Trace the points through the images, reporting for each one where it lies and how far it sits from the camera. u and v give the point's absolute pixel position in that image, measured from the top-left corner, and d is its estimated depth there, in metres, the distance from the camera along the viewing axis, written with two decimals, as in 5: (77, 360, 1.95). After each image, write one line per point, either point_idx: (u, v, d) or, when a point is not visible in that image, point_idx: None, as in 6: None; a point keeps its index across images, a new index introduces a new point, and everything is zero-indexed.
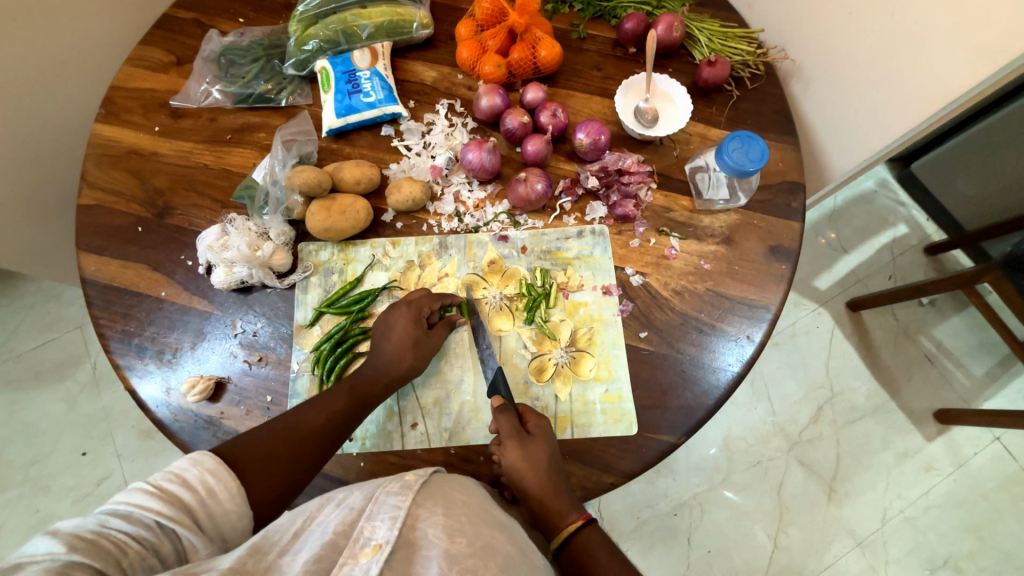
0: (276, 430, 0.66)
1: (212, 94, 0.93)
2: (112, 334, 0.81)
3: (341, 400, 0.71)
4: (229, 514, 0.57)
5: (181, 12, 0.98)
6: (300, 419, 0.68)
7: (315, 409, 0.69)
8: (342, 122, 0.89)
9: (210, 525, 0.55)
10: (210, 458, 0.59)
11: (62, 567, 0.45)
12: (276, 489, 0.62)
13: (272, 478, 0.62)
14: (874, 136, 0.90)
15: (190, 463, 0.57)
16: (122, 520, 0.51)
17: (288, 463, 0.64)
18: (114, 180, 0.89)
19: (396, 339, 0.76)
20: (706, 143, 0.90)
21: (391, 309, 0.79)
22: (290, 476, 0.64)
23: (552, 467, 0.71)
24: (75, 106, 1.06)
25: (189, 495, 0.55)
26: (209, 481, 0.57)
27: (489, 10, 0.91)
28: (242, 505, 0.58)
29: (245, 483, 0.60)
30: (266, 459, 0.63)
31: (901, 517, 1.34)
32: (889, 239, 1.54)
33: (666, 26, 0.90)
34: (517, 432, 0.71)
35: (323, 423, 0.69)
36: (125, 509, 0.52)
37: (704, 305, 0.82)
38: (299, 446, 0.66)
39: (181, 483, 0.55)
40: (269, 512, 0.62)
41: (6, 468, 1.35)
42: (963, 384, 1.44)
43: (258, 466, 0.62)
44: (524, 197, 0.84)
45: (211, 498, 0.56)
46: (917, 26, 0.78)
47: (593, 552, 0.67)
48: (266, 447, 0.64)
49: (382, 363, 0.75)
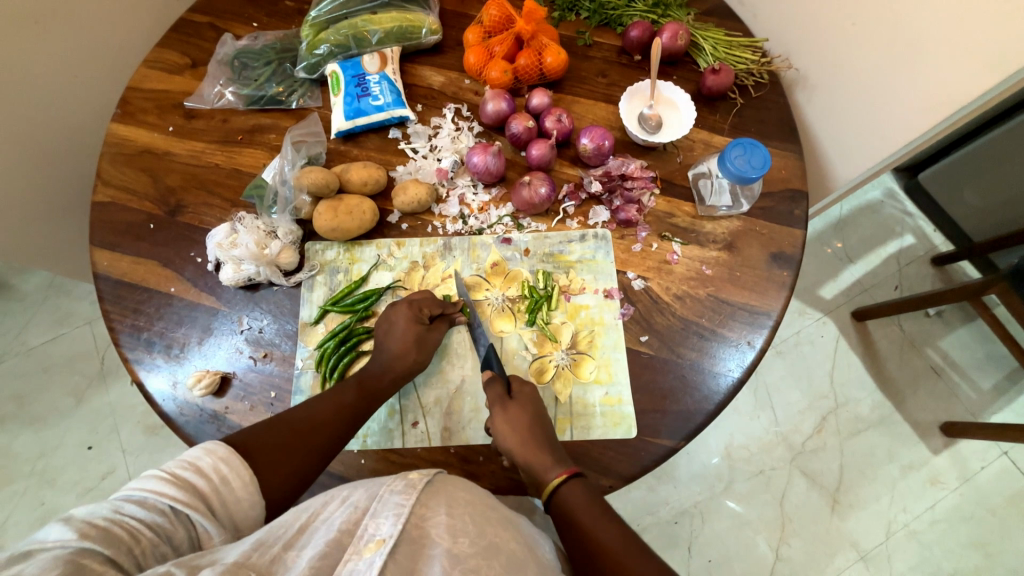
0: (286, 420, 0.67)
1: (225, 96, 0.95)
2: (122, 328, 0.83)
3: (351, 394, 0.73)
4: (241, 502, 0.58)
5: (197, 17, 1.01)
6: (310, 412, 0.69)
7: (324, 403, 0.71)
8: (350, 124, 0.91)
9: (223, 513, 0.57)
10: (223, 447, 0.59)
11: (72, 554, 0.45)
12: (287, 481, 0.63)
13: (283, 471, 0.63)
14: (880, 146, 0.91)
15: (203, 452, 0.58)
16: (137, 506, 0.52)
17: (300, 454, 0.65)
18: (128, 179, 0.91)
19: (398, 338, 0.77)
20: (709, 150, 0.91)
21: (391, 307, 0.80)
22: (300, 467, 0.65)
23: (537, 423, 0.73)
24: (92, 106, 1.09)
25: (202, 482, 0.56)
26: (222, 468, 0.58)
27: (496, 17, 0.93)
28: (254, 494, 0.59)
29: (256, 472, 0.61)
30: (276, 448, 0.64)
31: (907, 531, 1.33)
32: (897, 249, 1.53)
33: (670, 35, 0.92)
34: (501, 398, 0.74)
35: (332, 415, 0.70)
36: (140, 495, 0.53)
37: (706, 311, 0.83)
38: (310, 437, 0.67)
39: (194, 470, 0.56)
40: (281, 504, 0.63)
41: (13, 460, 1.37)
42: (971, 397, 1.43)
43: (269, 454, 0.63)
44: (528, 200, 0.86)
45: (225, 486, 0.57)
46: (921, 38, 0.78)
47: (575, 507, 0.65)
48: (277, 439, 0.65)
49: (385, 360, 0.76)
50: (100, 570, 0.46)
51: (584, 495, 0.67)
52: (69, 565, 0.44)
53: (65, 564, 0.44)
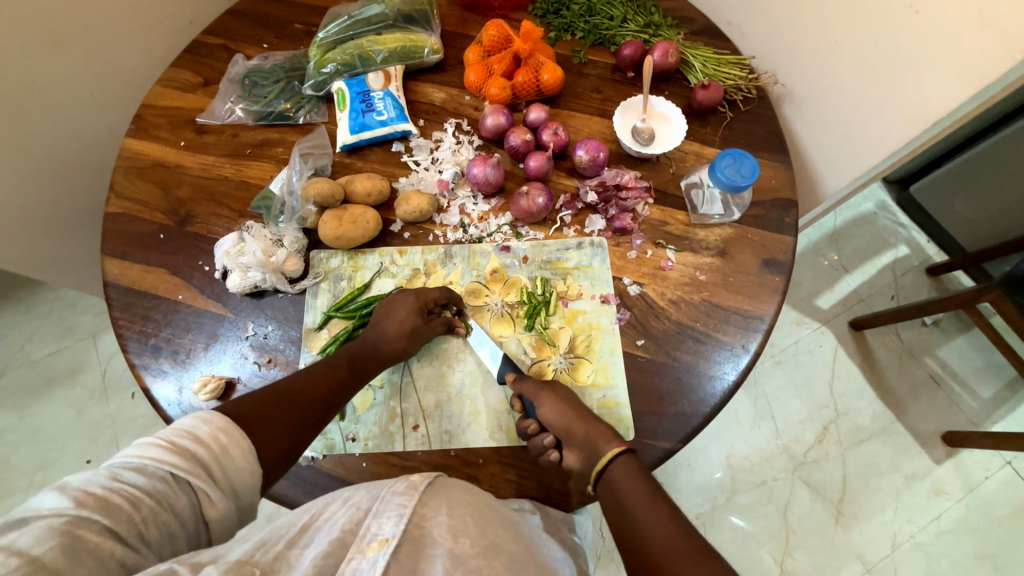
0: (281, 395, 0.68)
1: (235, 112, 0.99)
2: (130, 334, 0.85)
3: (343, 370, 0.75)
4: (240, 470, 0.59)
5: (210, 38, 1.06)
6: (301, 386, 0.71)
7: (316, 377, 0.73)
8: (355, 138, 0.94)
9: (223, 480, 0.57)
10: (220, 418, 0.60)
11: (69, 524, 0.46)
12: (282, 448, 0.64)
13: (279, 444, 0.64)
14: (866, 156, 0.94)
15: (200, 422, 0.59)
16: (136, 474, 0.52)
17: (295, 430, 0.67)
18: (140, 190, 0.94)
19: (395, 324, 0.79)
20: (701, 161, 0.95)
21: (396, 295, 0.83)
22: (293, 440, 0.66)
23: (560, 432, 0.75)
24: (106, 122, 1.13)
25: (201, 450, 0.56)
26: (221, 437, 0.58)
27: (496, 37, 0.97)
28: (253, 462, 0.60)
29: (254, 441, 0.62)
30: (272, 420, 0.65)
31: (912, 543, 1.32)
32: (891, 260, 1.56)
33: (661, 53, 0.96)
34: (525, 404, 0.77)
35: (325, 391, 0.72)
36: (139, 463, 0.53)
37: (700, 315, 0.85)
38: (304, 414, 0.68)
39: (192, 438, 0.57)
40: (275, 469, 0.64)
41: (12, 473, 1.37)
42: (971, 406, 1.43)
43: (268, 427, 0.64)
44: (526, 209, 0.89)
45: (223, 454, 0.58)
46: (899, 51, 0.82)
47: (622, 482, 0.68)
48: (273, 415, 0.66)
49: (378, 345, 0.78)
50: (97, 541, 0.47)
51: (632, 472, 0.69)
52: (65, 537, 0.45)
53: (61, 536, 0.45)
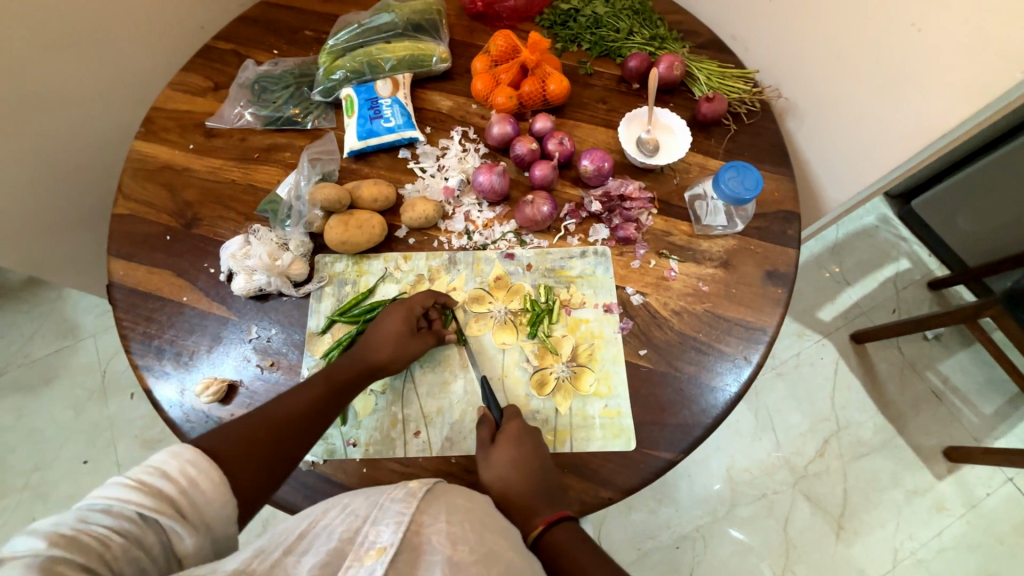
0: (255, 423, 0.68)
1: (244, 116, 1.00)
2: (134, 335, 0.85)
3: (319, 386, 0.74)
4: (212, 503, 0.58)
5: (220, 44, 1.07)
6: (278, 409, 0.71)
7: (292, 398, 0.72)
8: (362, 144, 0.95)
9: (195, 514, 0.57)
10: (189, 450, 0.59)
11: (43, 562, 0.47)
12: (256, 475, 0.64)
13: (253, 470, 0.64)
14: (869, 171, 0.95)
15: (169, 455, 0.58)
16: (103, 514, 0.52)
17: (269, 455, 0.66)
18: (148, 192, 0.95)
19: (385, 334, 0.79)
20: (705, 172, 0.95)
21: (386, 308, 0.82)
22: (268, 465, 0.66)
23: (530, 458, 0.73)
24: (116, 124, 1.14)
25: (170, 486, 0.56)
26: (190, 471, 0.58)
27: (503, 47, 0.99)
28: (226, 494, 0.59)
29: (226, 473, 0.61)
30: (246, 446, 0.65)
31: (913, 559, 1.31)
32: (892, 273, 1.56)
33: (666, 65, 0.97)
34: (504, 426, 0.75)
35: (301, 409, 0.71)
36: (105, 503, 0.53)
37: (703, 326, 0.85)
38: (281, 434, 0.68)
39: (161, 475, 0.56)
40: (251, 497, 0.63)
41: (9, 473, 1.37)
42: (973, 422, 1.43)
43: (241, 454, 0.64)
44: (530, 217, 0.89)
45: (193, 488, 0.57)
46: (901, 69, 0.83)
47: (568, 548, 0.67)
48: (245, 436, 0.66)
49: (371, 355, 0.78)
50: None
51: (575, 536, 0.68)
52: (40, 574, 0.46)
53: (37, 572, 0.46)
